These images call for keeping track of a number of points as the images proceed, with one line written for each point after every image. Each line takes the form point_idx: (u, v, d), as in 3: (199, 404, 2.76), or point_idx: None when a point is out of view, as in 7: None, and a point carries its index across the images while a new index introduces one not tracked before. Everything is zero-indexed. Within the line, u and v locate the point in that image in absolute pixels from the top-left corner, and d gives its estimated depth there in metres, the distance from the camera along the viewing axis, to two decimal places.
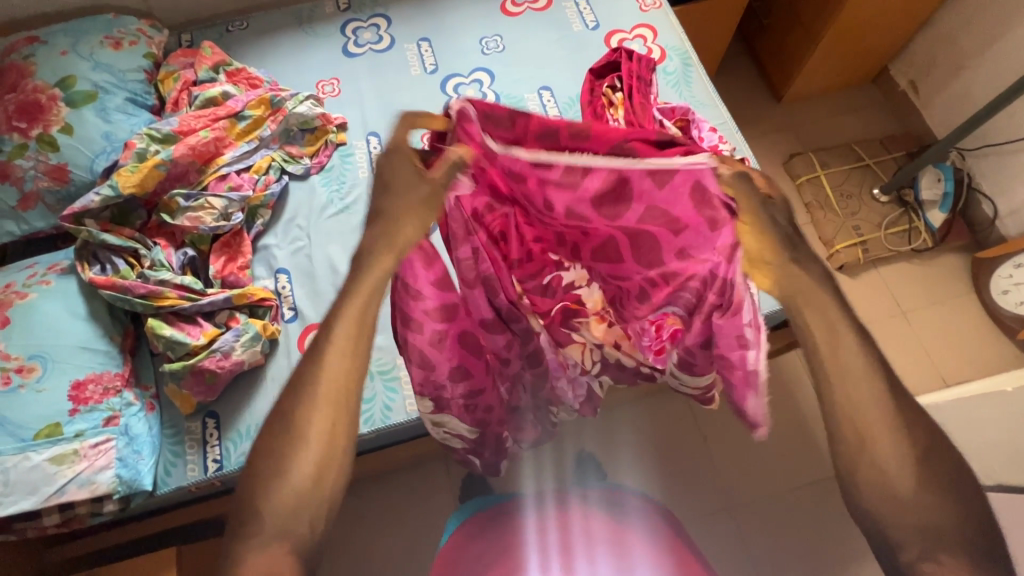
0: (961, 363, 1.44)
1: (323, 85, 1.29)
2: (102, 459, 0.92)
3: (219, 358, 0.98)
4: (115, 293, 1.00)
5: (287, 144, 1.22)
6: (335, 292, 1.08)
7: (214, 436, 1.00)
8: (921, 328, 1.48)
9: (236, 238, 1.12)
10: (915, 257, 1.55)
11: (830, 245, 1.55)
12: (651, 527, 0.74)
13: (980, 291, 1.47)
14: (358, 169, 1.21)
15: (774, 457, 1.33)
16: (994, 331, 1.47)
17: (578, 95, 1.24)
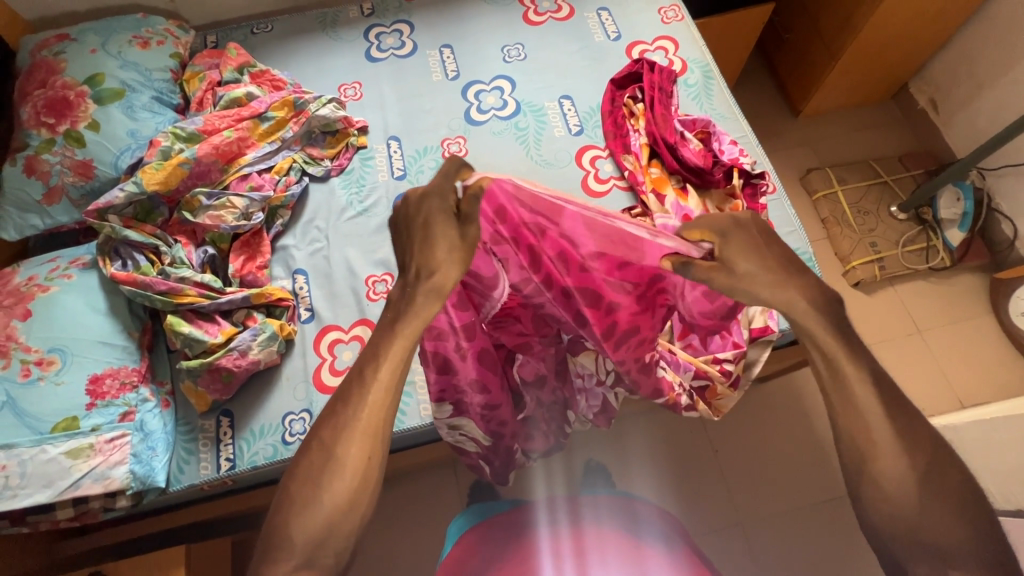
0: (979, 384, 1.42)
1: (345, 88, 1.31)
2: (117, 454, 0.93)
3: (236, 357, 0.98)
4: (134, 289, 1.01)
5: (308, 146, 1.23)
6: (355, 296, 1.09)
7: (227, 434, 1.00)
8: (938, 348, 1.46)
9: (255, 237, 1.12)
10: (932, 276, 1.54)
11: (847, 261, 1.54)
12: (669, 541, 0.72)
13: (999, 311, 1.46)
14: (378, 172, 1.22)
15: (787, 474, 1.32)
16: (1012, 352, 1.45)
17: (598, 105, 1.25)
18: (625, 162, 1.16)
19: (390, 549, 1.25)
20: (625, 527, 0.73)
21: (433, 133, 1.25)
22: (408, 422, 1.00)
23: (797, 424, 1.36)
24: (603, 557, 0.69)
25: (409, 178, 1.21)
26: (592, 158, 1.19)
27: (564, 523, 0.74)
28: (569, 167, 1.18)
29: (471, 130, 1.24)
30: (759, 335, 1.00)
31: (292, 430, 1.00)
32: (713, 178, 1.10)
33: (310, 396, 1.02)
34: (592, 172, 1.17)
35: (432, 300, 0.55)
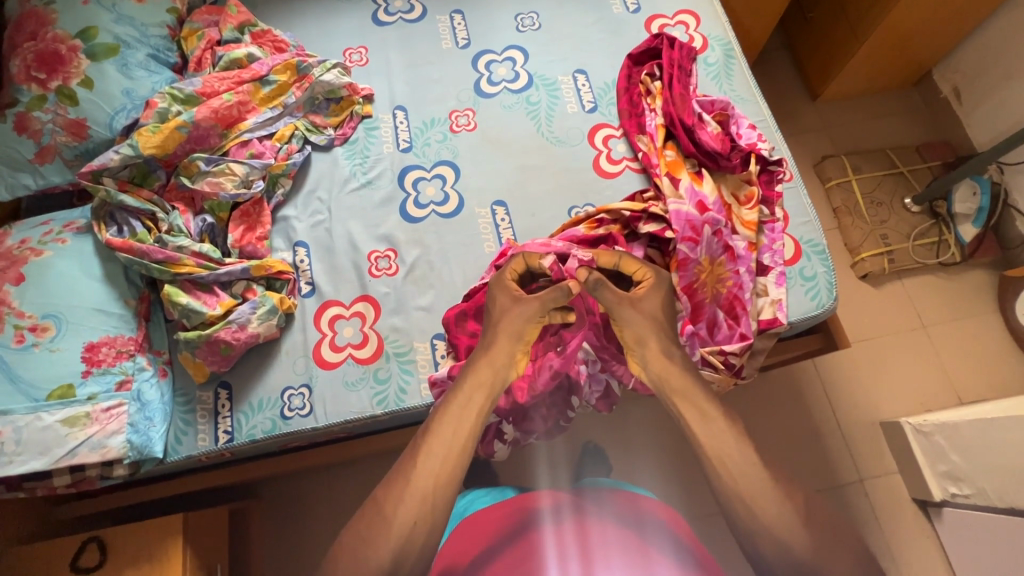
0: (979, 381, 1.42)
1: (350, 53, 1.25)
2: (114, 424, 0.91)
3: (235, 330, 0.97)
4: (131, 257, 0.98)
5: (311, 113, 1.19)
6: (358, 272, 1.07)
7: (225, 407, 0.99)
8: (941, 343, 1.46)
9: (255, 207, 1.09)
10: (941, 271, 1.52)
11: (856, 252, 1.52)
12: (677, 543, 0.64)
13: (1005, 310, 1.44)
14: (383, 144, 1.18)
15: (781, 464, 1.34)
16: (1014, 350, 1.44)
17: (614, 81, 1.20)
18: (639, 143, 1.12)
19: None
20: (629, 525, 0.66)
21: (441, 105, 1.20)
22: (409, 401, 0.99)
23: (794, 413, 1.38)
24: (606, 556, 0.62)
25: (415, 150, 1.17)
26: (606, 137, 1.15)
27: (567, 507, 0.69)
28: (580, 146, 1.14)
29: (480, 102, 1.19)
30: (767, 327, 0.98)
31: (291, 405, 0.99)
32: (731, 162, 1.06)
33: (310, 370, 1.01)
34: (605, 152, 1.13)
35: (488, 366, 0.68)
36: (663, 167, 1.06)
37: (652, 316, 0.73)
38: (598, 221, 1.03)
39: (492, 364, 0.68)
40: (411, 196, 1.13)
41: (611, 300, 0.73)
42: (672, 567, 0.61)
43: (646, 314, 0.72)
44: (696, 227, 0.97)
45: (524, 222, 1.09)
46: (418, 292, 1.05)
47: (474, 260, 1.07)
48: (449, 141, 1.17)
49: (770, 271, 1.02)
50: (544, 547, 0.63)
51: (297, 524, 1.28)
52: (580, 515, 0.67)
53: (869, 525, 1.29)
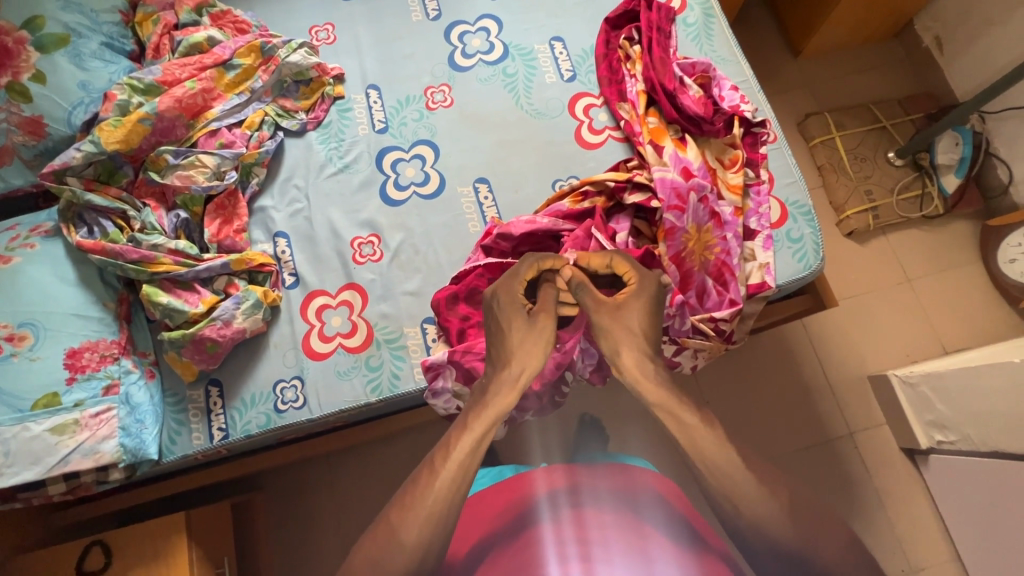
0: (962, 330, 1.45)
1: (316, 31, 1.20)
2: (105, 428, 0.90)
3: (220, 327, 0.94)
4: (105, 258, 0.95)
5: (280, 98, 1.14)
6: (341, 260, 1.05)
7: (218, 404, 0.98)
8: (925, 295, 1.48)
9: (230, 199, 1.05)
10: (924, 224, 1.53)
11: (841, 210, 1.52)
12: (675, 526, 0.64)
13: (987, 259, 1.46)
14: (358, 125, 1.14)
15: (772, 423, 1.37)
16: (995, 298, 1.47)
17: (592, 47, 1.16)
18: (621, 111, 1.09)
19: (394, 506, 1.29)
20: (627, 509, 0.66)
21: (415, 81, 1.16)
22: (403, 386, 0.98)
23: (784, 372, 1.41)
24: (605, 542, 0.61)
25: (391, 131, 1.13)
26: (586, 107, 1.12)
27: (561, 492, 0.68)
28: (561, 117, 1.12)
29: (456, 77, 1.16)
30: (756, 291, 0.99)
31: (284, 398, 0.98)
32: (714, 126, 1.04)
33: (301, 362, 0.99)
34: (586, 122, 1.11)
35: (506, 391, 0.62)
36: (645, 135, 1.03)
37: (628, 327, 0.66)
38: (582, 193, 1.02)
39: (511, 391, 0.62)
40: (390, 178, 1.10)
41: (591, 304, 0.68)
42: (669, 552, 0.60)
43: (628, 328, 0.66)
44: (683, 194, 0.96)
45: (507, 199, 1.07)
46: (404, 277, 1.04)
47: (459, 241, 1.05)
48: (426, 119, 1.13)
49: (757, 235, 1.01)
50: (542, 534, 0.62)
51: (303, 514, 1.29)
52: (575, 499, 0.67)
53: (859, 476, 1.33)
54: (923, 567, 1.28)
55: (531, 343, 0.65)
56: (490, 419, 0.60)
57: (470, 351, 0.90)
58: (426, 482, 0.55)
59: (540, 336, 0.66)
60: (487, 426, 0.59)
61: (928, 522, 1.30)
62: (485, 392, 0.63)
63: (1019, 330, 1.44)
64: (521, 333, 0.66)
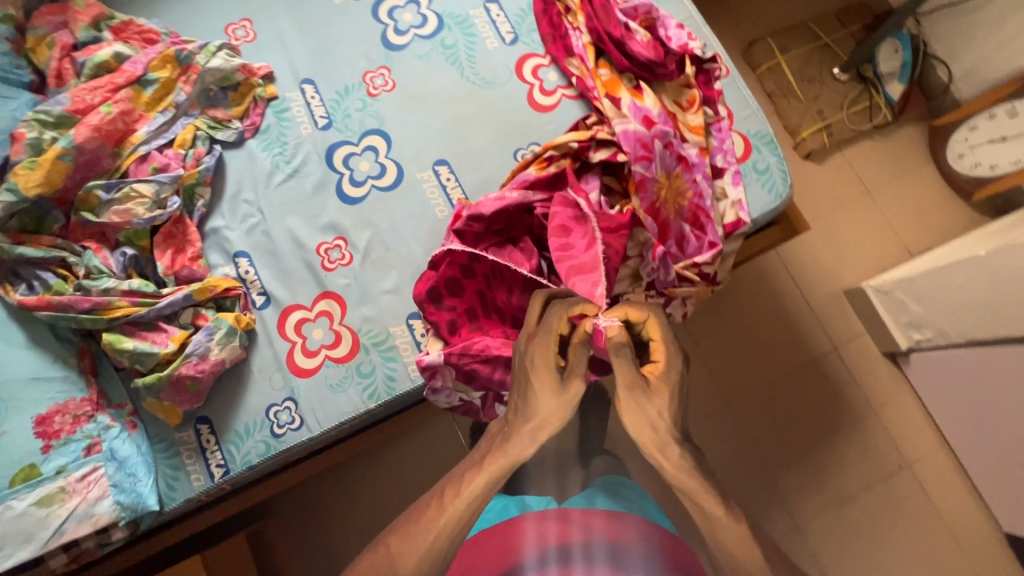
0: (924, 231, 1.50)
1: (233, 29, 1.10)
2: (95, 490, 0.86)
3: (196, 362, 0.89)
4: (54, 313, 0.87)
5: (209, 108, 1.05)
6: (311, 269, 1.00)
7: (211, 441, 0.94)
8: (885, 204, 1.52)
9: (178, 226, 0.98)
10: (876, 134, 1.56)
11: (797, 134, 1.54)
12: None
13: (938, 159, 1.51)
14: (299, 125, 1.07)
15: (761, 352, 1.41)
16: (950, 195, 1.52)
17: (529, 4, 1.11)
18: (571, 68, 1.05)
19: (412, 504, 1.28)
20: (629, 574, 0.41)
21: (351, 68, 1.09)
22: (400, 387, 0.96)
23: (765, 301, 1.44)
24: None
25: (336, 125, 1.07)
26: (535, 68, 1.08)
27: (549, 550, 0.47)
28: (510, 84, 1.07)
29: (393, 57, 1.09)
30: (733, 229, 0.99)
31: (280, 421, 0.94)
32: (667, 70, 1.02)
33: (290, 382, 0.96)
34: (537, 85, 1.07)
35: (525, 443, 0.43)
36: (600, 88, 1.00)
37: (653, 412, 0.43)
38: (548, 158, 0.98)
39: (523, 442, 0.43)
40: (345, 175, 1.04)
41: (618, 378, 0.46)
42: None
43: (656, 411, 0.43)
44: (651, 143, 0.94)
45: (470, 178, 1.03)
46: (379, 276, 1.00)
47: (430, 229, 1.02)
48: (370, 108, 1.07)
49: (725, 172, 1.01)
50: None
51: (322, 529, 1.27)
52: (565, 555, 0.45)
53: (848, 386, 1.39)
54: (917, 459, 1.35)
55: (555, 391, 0.45)
56: (506, 467, 0.42)
57: (467, 352, 0.87)
58: (429, 517, 0.39)
59: (567, 395, 0.45)
60: (493, 478, 0.41)
61: (914, 416, 1.38)
62: (498, 433, 0.44)
63: (975, 223, 1.50)
64: (545, 375, 0.46)
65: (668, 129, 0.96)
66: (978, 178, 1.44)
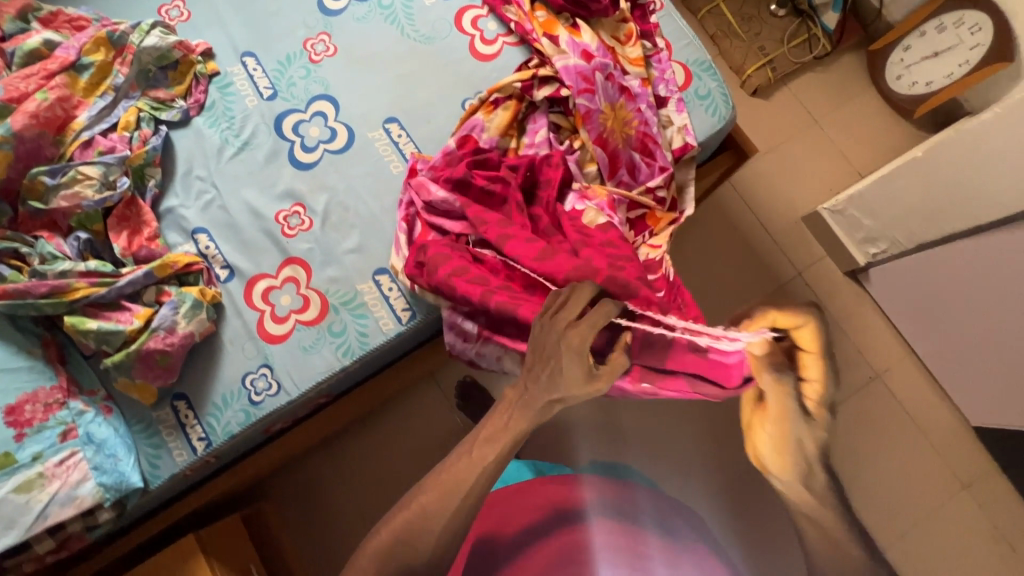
0: (872, 153, 1.55)
1: (166, 9, 1.09)
2: (76, 473, 0.85)
3: (164, 336, 0.89)
4: (10, 302, 0.86)
5: (150, 89, 1.04)
6: (271, 238, 1.00)
7: (190, 416, 0.94)
8: (833, 131, 1.57)
9: (131, 207, 0.97)
10: (818, 66, 1.61)
11: (742, 72, 1.58)
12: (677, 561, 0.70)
13: (878, 82, 1.56)
14: (244, 99, 1.07)
15: (729, 284, 1.45)
16: (893, 116, 1.57)
17: None
18: (508, 15, 1.07)
19: (405, 469, 1.30)
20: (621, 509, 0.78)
21: (291, 38, 1.09)
22: (373, 342, 0.97)
23: (728, 235, 1.48)
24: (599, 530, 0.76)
25: (282, 95, 1.07)
26: (473, 19, 1.09)
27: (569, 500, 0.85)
28: (451, 37, 1.08)
29: (332, 22, 1.09)
30: (681, 153, 1.02)
31: (257, 389, 0.95)
32: (601, 5, 1.03)
33: (263, 349, 0.96)
34: (478, 35, 1.08)
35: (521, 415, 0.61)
36: (538, 29, 1.02)
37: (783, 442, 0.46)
38: (495, 100, 1.00)
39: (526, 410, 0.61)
40: (296, 143, 1.04)
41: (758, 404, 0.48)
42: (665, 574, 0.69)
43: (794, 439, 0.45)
44: (591, 75, 0.96)
45: (422, 132, 1.04)
46: (341, 237, 1.00)
47: (387, 186, 1.02)
48: (314, 74, 1.07)
49: (669, 101, 1.03)
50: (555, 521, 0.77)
51: (319, 506, 1.28)
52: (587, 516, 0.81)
53: (814, 307, 1.44)
54: (886, 369, 1.41)
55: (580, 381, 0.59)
56: (515, 436, 0.60)
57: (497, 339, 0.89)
58: (465, 466, 0.59)
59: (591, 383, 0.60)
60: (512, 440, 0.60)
61: (879, 328, 1.43)
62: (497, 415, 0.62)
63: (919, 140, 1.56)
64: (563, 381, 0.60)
65: (607, 61, 0.98)
66: (917, 97, 1.49)
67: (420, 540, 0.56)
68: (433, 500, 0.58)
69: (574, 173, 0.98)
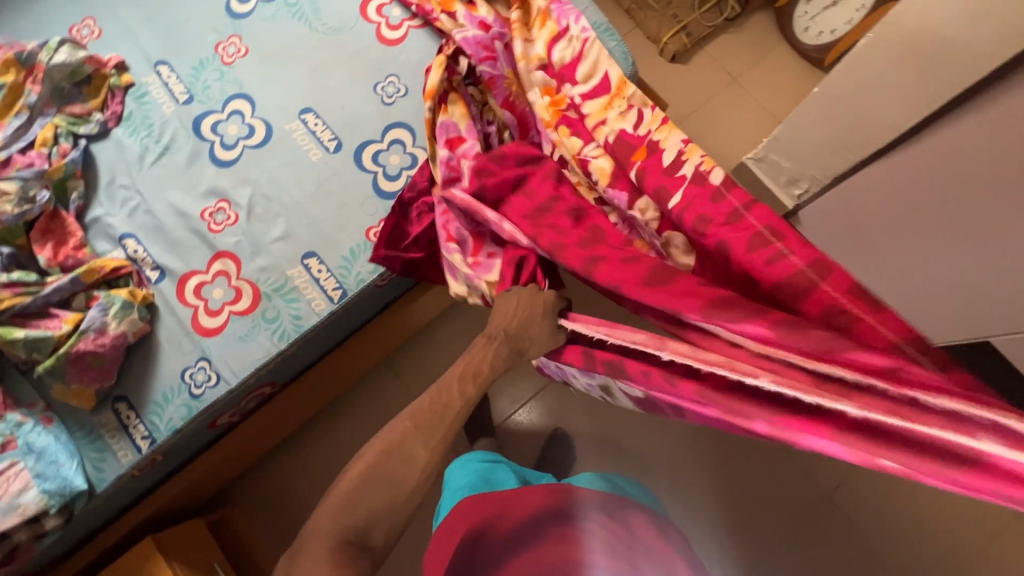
0: (792, 104, 1.61)
1: (77, 29, 1.12)
2: (18, 482, 0.86)
3: (95, 337, 0.90)
4: None
5: (66, 106, 1.06)
6: (199, 235, 1.02)
7: (132, 416, 0.94)
8: (752, 87, 1.63)
9: (54, 220, 0.99)
10: (730, 27, 1.68)
11: (658, 40, 1.64)
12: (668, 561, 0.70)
13: (788, 36, 1.63)
14: (161, 106, 1.09)
15: None
16: (807, 67, 1.64)
17: None
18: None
19: None
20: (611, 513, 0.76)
21: (203, 43, 1.12)
22: (308, 323, 0.99)
23: None
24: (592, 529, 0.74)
25: (198, 98, 1.09)
26: (378, 7, 1.13)
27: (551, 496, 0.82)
28: (357, 26, 1.12)
29: (241, 25, 1.13)
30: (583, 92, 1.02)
31: (196, 382, 0.96)
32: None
33: (200, 343, 0.97)
34: (383, 22, 1.12)
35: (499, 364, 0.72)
36: (436, 8, 1.06)
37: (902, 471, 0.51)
38: (440, 97, 0.99)
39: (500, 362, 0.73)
40: (215, 142, 1.07)
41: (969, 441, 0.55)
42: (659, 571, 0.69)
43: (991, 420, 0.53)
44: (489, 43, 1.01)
45: (337, 118, 1.07)
46: (267, 227, 1.03)
47: (308, 173, 1.05)
48: (228, 75, 1.10)
49: None
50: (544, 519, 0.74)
51: (284, 509, 1.25)
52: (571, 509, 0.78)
53: None
54: None
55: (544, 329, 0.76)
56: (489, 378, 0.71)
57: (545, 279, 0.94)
58: (450, 397, 0.67)
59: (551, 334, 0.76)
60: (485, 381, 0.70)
61: None
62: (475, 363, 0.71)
63: None
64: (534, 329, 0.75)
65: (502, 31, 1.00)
66: (823, 45, 1.56)
67: (400, 473, 0.59)
68: (421, 425, 0.63)
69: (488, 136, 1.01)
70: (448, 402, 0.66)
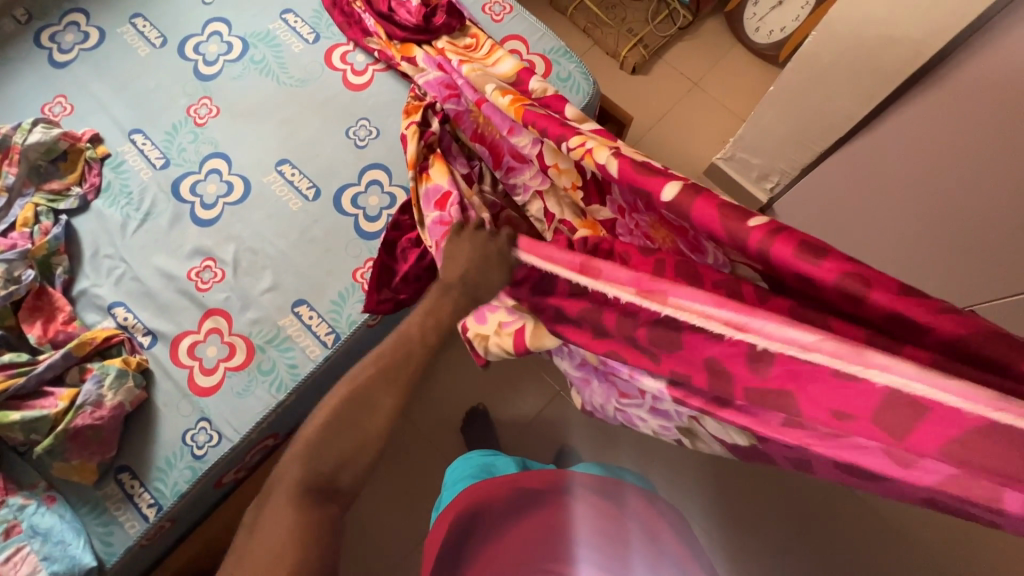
0: (753, 101, 1.66)
1: (49, 107, 1.14)
2: (25, 567, 0.84)
3: (92, 411, 0.90)
4: None
5: (44, 183, 1.08)
6: (187, 296, 1.03)
7: (136, 485, 0.94)
8: (713, 89, 1.68)
9: (41, 297, 0.99)
10: (686, 35, 1.73)
11: (618, 55, 1.69)
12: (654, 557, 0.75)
13: (741, 38, 1.69)
14: (139, 173, 1.11)
15: None
16: (762, 65, 1.70)
17: (321, 4, 1.20)
18: (371, 45, 1.14)
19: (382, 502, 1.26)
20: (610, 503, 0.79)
21: (174, 107, 1.14)
22: (304, 371, 0.99)
23: None
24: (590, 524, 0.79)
25: (174, 161, 1.11)
26: (342, 55, 1.16)
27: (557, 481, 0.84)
28: (324, 75, 1.15)
29: (210, 86, 1.15)
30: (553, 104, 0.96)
31: (198, 443, 0.96)
32: (438, 24, 1.09)
33: (198, 404, 0.97)
34: (348, 68, 1.15)
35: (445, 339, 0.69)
36: (396, 55, 1.10)
37: None
38: (422, 165, 1.00)
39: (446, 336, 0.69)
40: (195, 203, 1.08)
41: None
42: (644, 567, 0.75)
43: None
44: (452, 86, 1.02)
45: (313, 166, 1.10)
46: (255, 280, 1.04)
47: (290, 223, 1.07)
48: (202, 136, 1.12)
49: None
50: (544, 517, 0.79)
51: None
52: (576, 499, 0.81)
53: None
54: None
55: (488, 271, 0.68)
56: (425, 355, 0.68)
57: None
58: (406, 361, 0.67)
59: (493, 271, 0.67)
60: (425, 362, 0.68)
61: None
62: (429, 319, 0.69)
63: None
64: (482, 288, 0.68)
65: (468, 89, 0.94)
66: (775, 43, 1.62)
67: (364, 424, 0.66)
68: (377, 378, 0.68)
69: (471, 174, 1.00)
70: (414, 340, 0.68)
